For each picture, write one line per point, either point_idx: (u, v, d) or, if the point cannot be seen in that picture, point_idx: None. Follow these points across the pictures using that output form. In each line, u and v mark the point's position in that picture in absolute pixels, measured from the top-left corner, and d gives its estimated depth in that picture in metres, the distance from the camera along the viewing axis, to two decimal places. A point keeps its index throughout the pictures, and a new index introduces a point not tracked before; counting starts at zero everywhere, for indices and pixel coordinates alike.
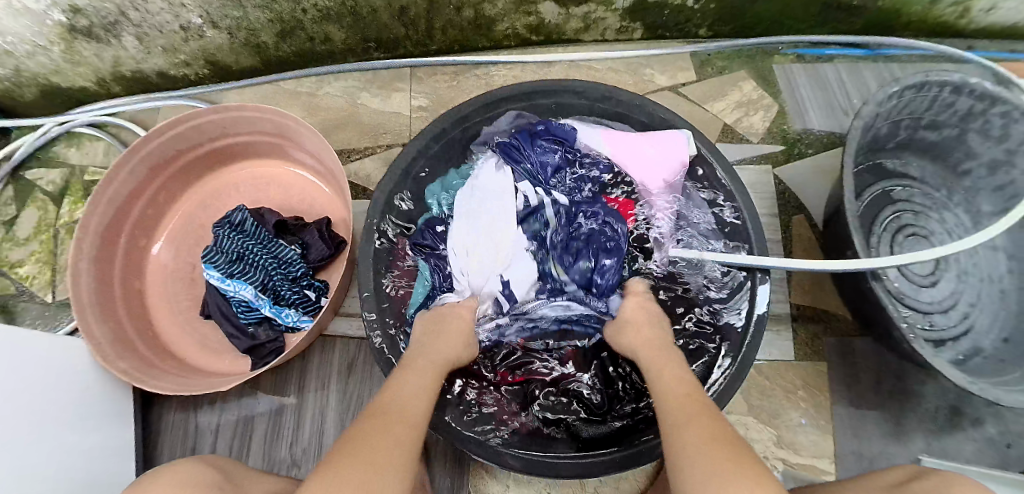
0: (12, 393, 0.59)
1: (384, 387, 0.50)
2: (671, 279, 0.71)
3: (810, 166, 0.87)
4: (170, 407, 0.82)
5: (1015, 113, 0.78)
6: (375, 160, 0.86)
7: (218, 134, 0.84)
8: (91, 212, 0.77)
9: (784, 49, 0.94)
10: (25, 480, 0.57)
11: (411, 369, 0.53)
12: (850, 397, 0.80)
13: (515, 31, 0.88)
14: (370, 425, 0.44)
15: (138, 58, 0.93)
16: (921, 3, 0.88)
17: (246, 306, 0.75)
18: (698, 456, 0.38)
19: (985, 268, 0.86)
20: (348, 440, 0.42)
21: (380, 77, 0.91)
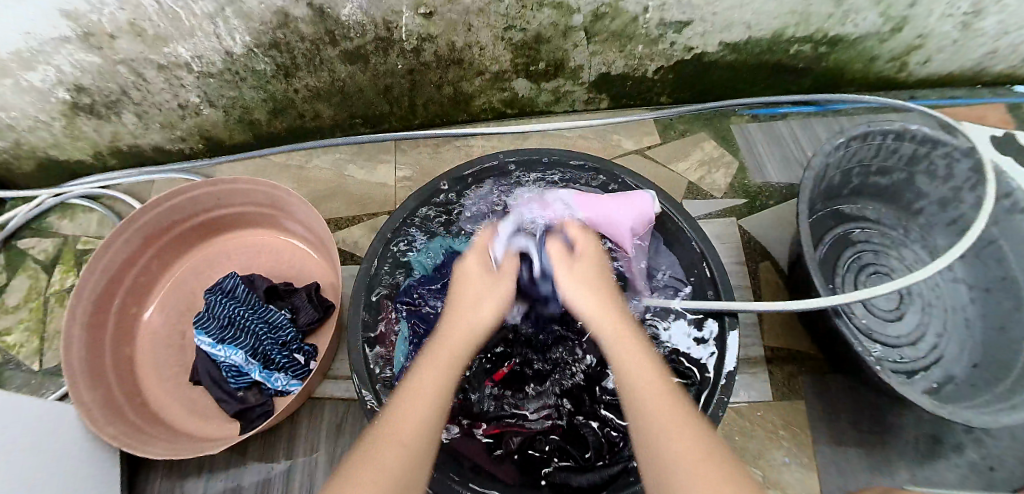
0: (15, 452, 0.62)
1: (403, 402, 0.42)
2: (650, 342, 0.71)
3: (774, 215, 0.94)
4: (155, 475, 0.83)
5: (955, 153, 0.90)
6: (362, 227, 0.90)
7: (213, 204, 0.88)
8: (86, 278, 0.80)
9: (740, 110, 1.04)
10: None
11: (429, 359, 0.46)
12: (830, 433, 0.84)
13: (491, 105, 0.95)
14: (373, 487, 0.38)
15: (136, 133, 0.97)
16: (863, 61, 0.99)
17: (236, 370, 0.77)
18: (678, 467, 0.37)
19: (949, 298, 0.93)
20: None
21: (366, 150, 0.96)
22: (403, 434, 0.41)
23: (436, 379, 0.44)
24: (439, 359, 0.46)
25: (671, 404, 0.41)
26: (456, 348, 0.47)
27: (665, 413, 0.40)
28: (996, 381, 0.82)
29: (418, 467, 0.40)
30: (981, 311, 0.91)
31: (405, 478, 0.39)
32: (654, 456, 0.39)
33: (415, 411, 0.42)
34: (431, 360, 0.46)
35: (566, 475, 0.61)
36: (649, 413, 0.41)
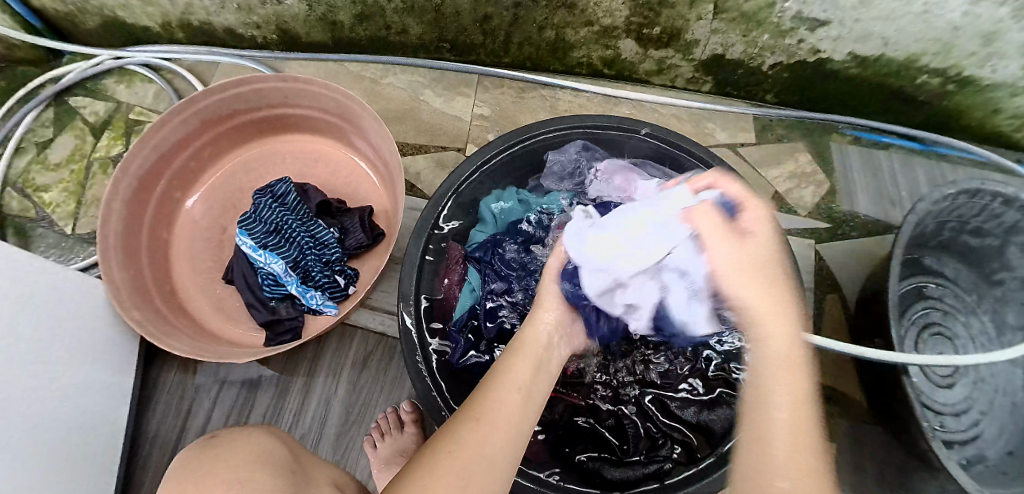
0: (27, 315, 0.61)
1: (499, 371, 0.45)
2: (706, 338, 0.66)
3: (855, 248, 0.87)
4: (172, 364, 0.83)
5: None
6: (427, 158, 0.85)
7: (278, 101, 0.83)
8: (136, 153, 0.77)
9: (844, 129, 0.96)
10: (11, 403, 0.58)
11: (516, 350, 0.47)
12: (852, 482, 0.80)
13: (589, 61, 0.88)
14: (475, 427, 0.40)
15: (211, 11, 0.92)
16: (984, 110, 0.88)
17: (273, 280, 0.75)
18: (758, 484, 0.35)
19: (1002, 378, 0.85)
20: (445, 446, 0.39)
21: (447, 78, 0.91)
22: (492, 411, 0.41)
23: (521, 369, 0.45)
24: (527, 350, 0.47)
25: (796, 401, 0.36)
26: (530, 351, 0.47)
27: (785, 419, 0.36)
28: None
29: (505, 458, 0.39)
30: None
31: (493, 457, 0.39)
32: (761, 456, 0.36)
33: (509, 396, 0.42)
34: (516, 352, 0.47)
35: (598, 465, 0.60)
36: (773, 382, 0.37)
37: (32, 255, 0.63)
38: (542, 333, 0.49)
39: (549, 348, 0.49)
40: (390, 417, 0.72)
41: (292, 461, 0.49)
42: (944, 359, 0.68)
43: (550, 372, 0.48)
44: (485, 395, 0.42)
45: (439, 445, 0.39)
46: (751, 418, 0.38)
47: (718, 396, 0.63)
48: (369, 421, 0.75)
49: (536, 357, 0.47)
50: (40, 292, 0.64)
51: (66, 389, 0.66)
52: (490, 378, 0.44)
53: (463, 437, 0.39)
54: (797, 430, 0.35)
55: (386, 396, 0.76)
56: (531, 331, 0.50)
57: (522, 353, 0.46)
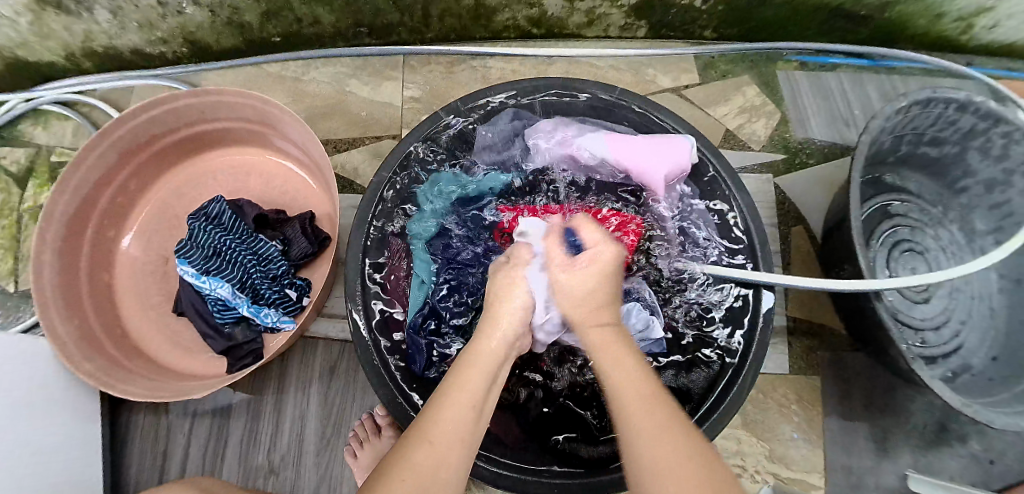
0: None
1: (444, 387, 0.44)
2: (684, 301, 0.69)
3: (813, 176, 0.86)
4: (139, 408, 0.79)
5: (1016, 134, 0.77)
6: (363, 152, 0.82)
7: (195, 118, 0.79)
8: (57, 198, 0.72)
9: (788, 55, 0.92)
10: None
11: (463, 363, 0.46)
12: (842, 411, 0.80)
13: (516, 22, 0.84)
14: (431, 452, 0.39)
15: (112, 33, 0.86)
16: (927, 16, 0.86)
17: (222, 304, 0.70)
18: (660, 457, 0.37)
19: (977, 285, 0.85)
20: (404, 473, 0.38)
21: (371, 65, 0.87)
22: (440, 433, 0.40)
23: (473, 381, 0.44)
24: (482, 363, 0.46)
25: (650, 401, 0.41)
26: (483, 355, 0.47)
27: (646, 417, 0.40)
28: (1014, 379, 0.76)
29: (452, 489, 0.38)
30: (1009, 301, 0.83)
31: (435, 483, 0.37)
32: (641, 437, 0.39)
33: (461, 408, 0.42)
34: (463, 370, 0.45)
35: (575, 445, 0.61)
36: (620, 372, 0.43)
37: None
38: (503, 335, 0.49)
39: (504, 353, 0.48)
40: (366, 425, 0.71)
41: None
42: (915, 279, 0.68)
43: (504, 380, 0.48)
44: (436, 415, 0.41)
45: (392, 471, 0.38)
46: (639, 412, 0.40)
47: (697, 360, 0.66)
48: (347, 430, 0.74)
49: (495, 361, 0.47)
50: None
51: (30, 455, 0.63)
52: (437, 401, 0.42)
53: (415, 463, 0.38)
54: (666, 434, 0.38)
55: (359, 403, 0.75)
56: (485, 342, 0.48)
57: (471, 369, 0.45)
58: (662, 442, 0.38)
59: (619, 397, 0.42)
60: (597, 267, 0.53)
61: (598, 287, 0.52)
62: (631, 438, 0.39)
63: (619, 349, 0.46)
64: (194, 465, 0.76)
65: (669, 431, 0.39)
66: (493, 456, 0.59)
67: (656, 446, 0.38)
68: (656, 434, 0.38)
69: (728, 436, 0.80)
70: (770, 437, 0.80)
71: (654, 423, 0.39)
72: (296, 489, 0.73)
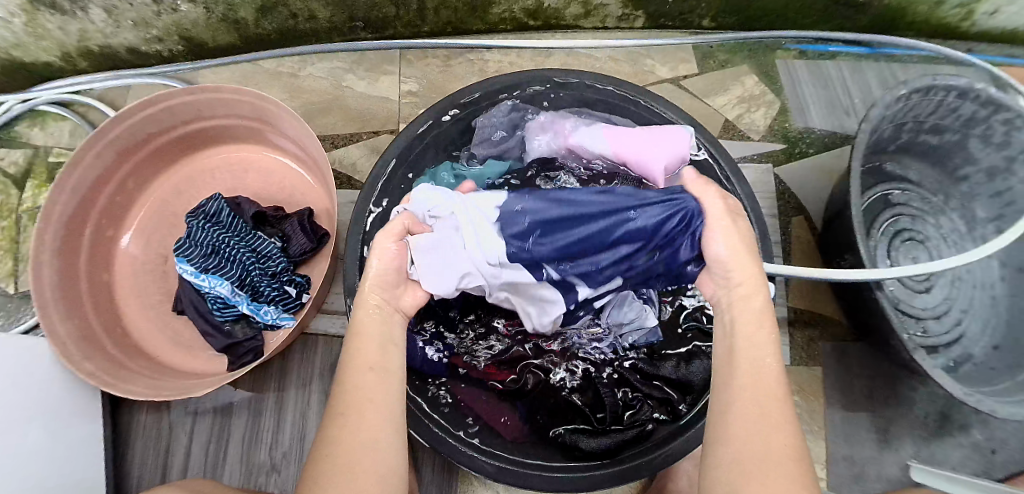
0: None
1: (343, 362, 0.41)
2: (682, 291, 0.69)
3: (813, 166, 0.85)
4: (141, 408, 0.79)
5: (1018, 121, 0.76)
6: (361, 147, 0.82)
7: (192, 116, 0.78)
8: (55, 198, 0.72)
9: (787, 44, 0.91)
10: None
11: (353, 331, 0.43)
12: (843, 401, 0.80)
13: (512, 15, 0.84)
14: (346, 428, 0.37)
15: (107, 32, 0.86)
16: (927, 3, 0.85)
17: (222, 302, 0.70)
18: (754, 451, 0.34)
19: (979, 274, 0.85)
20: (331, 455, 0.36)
21: (368, 59, 0.86)
22: (354, 404, 0.38)
23: (366, 351, 0.41)
24: (366, 330, 0.43)
25: (775, 401, 0.36)
26: (365, 321, 0.44)
27: (758, 409, 0.36)
28: (1017, 367, 0.76)
29: (395, 454, 0.38)
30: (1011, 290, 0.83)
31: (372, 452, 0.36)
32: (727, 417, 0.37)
33: (361, 377, 0.39)
34: (357, 343, 0.42)
35: (576, 437, 0.60)
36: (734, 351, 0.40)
37: None
38: (384, 290, 0.45)
39: (391, 309, 0.45)
40: None
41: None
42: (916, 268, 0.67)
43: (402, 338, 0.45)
44: (342, 390, 0.39)
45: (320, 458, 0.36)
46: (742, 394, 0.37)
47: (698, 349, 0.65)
48: None
49: (380, 324, 0.44)
50: None
51: (32, 456, 0.63)
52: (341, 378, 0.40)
53: (339, 439, 0.37)
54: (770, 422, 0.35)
55: None
56: (362, 310, 0.44)
57: (361, 337, 0.42)
58: (759, 428, 0.34)
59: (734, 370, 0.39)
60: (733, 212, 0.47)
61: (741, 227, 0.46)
62: (726, 403, 0.37)
63: (758, 308, 0.41)
64: (197, 464, 0.76)
65: (773, 420, 0.35)
66: (493, 450, 0.59)
67: (756, 442, 0.34)
68: (767, 418, 0.35)
69: None
70: None
71: (758, 411, 0.35)
72: (298, 486, 0.73)
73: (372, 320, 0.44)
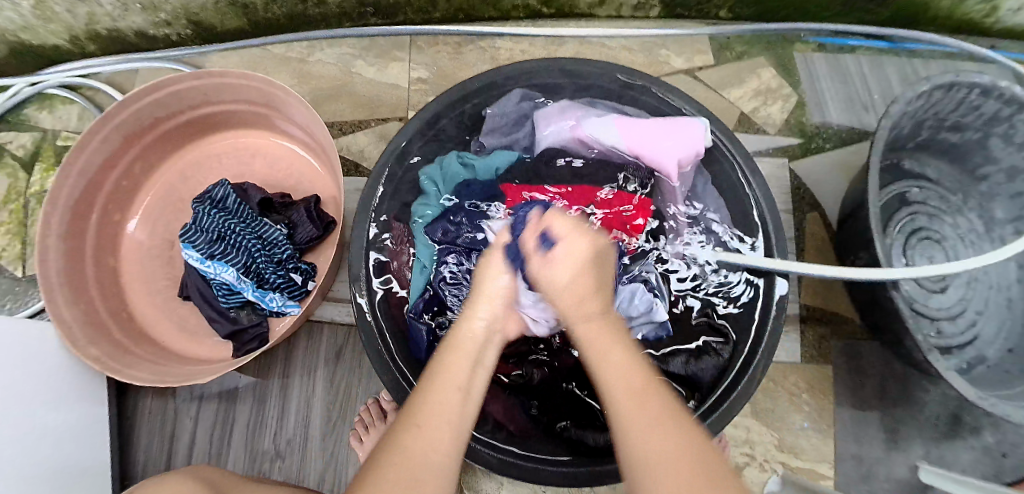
0: None
1: (428, 371, 0.44)
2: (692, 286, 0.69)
3: (829, 161, 0.83)
4: (146, 393, 0.79)
5: None
6: (369, 134, 0.81)
7: (200, 101, 0.78)
8: (62, 181, 0.72)
9: (806, 36, 0.89)
10: None
11: (453, 345, 0.45)
12: (854, 401, 0.78)
13: (525, 2, 0.82)
14: (410, 436, 0.39)
15: (115, 15, 0.85)
16: None
17: (227, 288, 0.70)
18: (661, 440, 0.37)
19: (995, 275, 0.83)
20: (388, 457, 0.38)
21: (377, 45, 0.85)
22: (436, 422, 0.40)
23: (459, 370, 0.43)
24: (464, 349, 0.45)
25: (648, 398, 0.40)
26: (466, 342, 0.46)
27: (645, 406, 0.39)
28: None
29: (451, 474, 0.39)
30: None
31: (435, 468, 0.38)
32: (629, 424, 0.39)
33: (450, 395, 0.42)
34: (449, 361, 0.44)
35: (582, 433, 0.60)
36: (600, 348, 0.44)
37: None
38: (483, 312, 0.48)
39: (490, 329, 0.47)
40: (371, 410, 0.70)
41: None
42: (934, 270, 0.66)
43: (489, 366, 0.46)
44: (425, 401, 0.41)
45: (381, 459, 0.38)
46: (637, 397, 0.40)
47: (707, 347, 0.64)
48: (353, 415, 0.74)
49: (475, 343, 0.46)
50: None
51: (38, 440, 0.62)
52: (424, 383, 0.43)
53: (403, 442, 0.39)
54: (668, 423, 0.38)
55: (365, 388, 0.74)
56: (466, 323, 0.47)
57: (458, 355, 0.44)
58: (656, 422, 0.38)
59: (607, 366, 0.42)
60: (575, 259, 0.48)
61: (580, 276, 0.48)
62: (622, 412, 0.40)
63: (601, 332, 0.45)
64: (201, 449, 0.76)
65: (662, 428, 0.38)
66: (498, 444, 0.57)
67: (653, 445, 0.37)
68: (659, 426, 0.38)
69: (737, 425, 0.79)
70: (780, 427, 0.79)
71: (651, 416, 0.39)
72: (301, 473, 0.73)
73: (470, 336, 0.46)
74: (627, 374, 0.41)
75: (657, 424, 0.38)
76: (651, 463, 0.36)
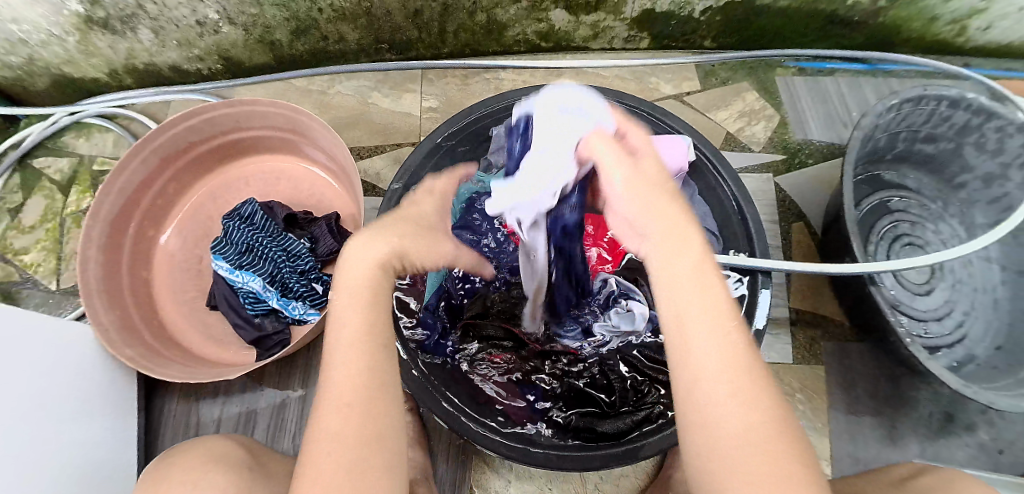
0: (25, 368, 0.63)
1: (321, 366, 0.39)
2: None
3: (812, 175, 0.89)
4: (172, 397, 0.84)
5: (1010, 127, 0.81)
6: (384, 157, 0.88)
7: (231, 127, 0.85)
8: (103, 199, 0.78)
9: (786, 62, 0.96)
10: (22, 456, 0.60)
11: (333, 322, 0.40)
12: (847, 401, 0.82)
13: (526, 37, 0.90)
14: (329, 430, 0.36)
15: (153, 51, 0.93)
16: (920, 20, 0.89)
17: (253, 297, 0.75)
18: (737, 435, 0.32)
19: (980, 278, 0.87)
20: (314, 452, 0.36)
21: (391, 78, 0.93)
22: (347, 397, 0.37)
23: (359, 354, 0.38)
24: (364, 315, 0.40)
25: (738, 361, 0.34)
26: (359, 305, 0.40)
27: (735, 383, 0.33)
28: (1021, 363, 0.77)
29: (396, 449, 0.38)
30: (1013, 292, 0.84)
31: (366, 440, 0.36)
32: (703, 403, 0.34)
33: (352, 365, 0.38)
34: (346, 343, 0.39)
35: (592, 421, 0.63)
36: (682, 312, 0.36)
37: (20, 314, 0.65)
38: (362, 267, 0.41)
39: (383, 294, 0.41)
40: None
41: (249, 460, 0.59)
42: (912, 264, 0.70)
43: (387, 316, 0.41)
44: (334, 385, 0.38)
45: (315, 460, 0.36)
46: (727, 358, 0.34)
47: None
48: None
49: (365, 304, 0.40)
50: (31, 346, 0.65)
51: (66, 440, 0.67)
52: (327, 371, 0.38)
53: (330, 440, 0.36)
54: (744, 376, 0.34)
55: None
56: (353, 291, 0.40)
57: (346, 324, 0.39)
58: (746, 402, 0.33)
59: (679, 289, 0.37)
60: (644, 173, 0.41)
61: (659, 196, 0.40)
62: (699, 390, 0.34)
63: (702, 275, 0.37)
64: None
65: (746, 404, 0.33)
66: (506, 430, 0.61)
67: (748, 421, 0.32)
68: (739, 395, 0.33)
69: None
70: None
71: (737, 379, 0.33)
72: None
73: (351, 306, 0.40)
74: (703, 343, 0.35)
75: (747, 401, 0.33)
76: (723, 452, 0.33)
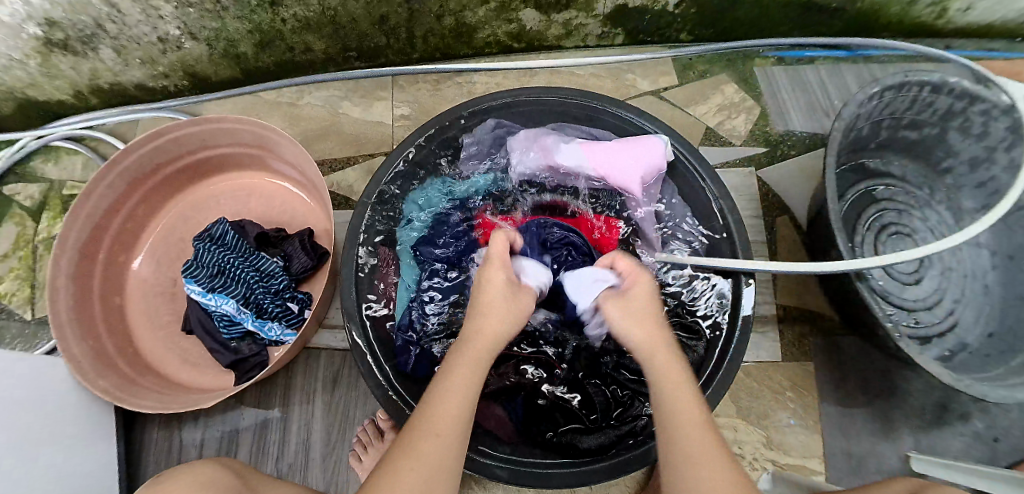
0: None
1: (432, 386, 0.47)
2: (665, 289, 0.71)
3: (794, 167, 0.88)
4: (154, 424, 0.82)
5: (995, 111, 0.79)
6: (357, 169, 0.86)
7: (198, 145, 0.83)
8: (70, 227, 0.76)
9: (764, 52, 0.95)
10: None
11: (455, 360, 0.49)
12: (838, 395, 0.81)
13: (497, 38, 0.88)
14: (422, 442, 0.43)
15: (117, 70, 0.91)
16: (899, 4, 0.87)
17: (228, 320, 0.73)
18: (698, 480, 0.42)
19: (969, 264, 0.85)
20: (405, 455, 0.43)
21: (361, 86, 0.91)
22: (444, 421, 0.44)
23: (465, 389, 0.47)
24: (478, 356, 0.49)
25: (700, 432, 0.44)
26: (480, 354, 0.50)
27: (694, 452, 0.43)
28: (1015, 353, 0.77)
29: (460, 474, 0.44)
30: (1002, 278, 0.83)
31: (443, 464, 0.43)
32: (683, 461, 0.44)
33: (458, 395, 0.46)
34: (457, 373, 0.48)
35: (573, 436, 0.63)
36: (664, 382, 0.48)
37: None
38: (495, 319, 0.52)
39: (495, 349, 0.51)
40: (368, 429, 0.74)
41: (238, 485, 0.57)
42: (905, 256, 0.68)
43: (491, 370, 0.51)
44: (439, 406, 0.45)
45: (401, 460, 0.42)
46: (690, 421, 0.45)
47: (681, 343, 0.68)
48: (352, 435, 0.77)
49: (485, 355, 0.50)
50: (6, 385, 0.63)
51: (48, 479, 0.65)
52: (436, 392, 0.46)
53: (421, 447, 0.43)
54: (699, 442, 0.44)
55: (363, 408, 0.78)
56: (480, 328, 0.51)
57: (464, 364, 0.48)
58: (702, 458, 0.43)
59: (652, 361, 0.50)
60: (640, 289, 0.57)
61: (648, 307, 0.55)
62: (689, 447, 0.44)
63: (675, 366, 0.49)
64: None
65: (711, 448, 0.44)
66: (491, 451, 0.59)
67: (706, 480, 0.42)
68: (704, 463, 0.43)
69: (724, 425, 0.81)
70: (768, 425, 0.81)
71: (699, 448, 0.44)
72: None
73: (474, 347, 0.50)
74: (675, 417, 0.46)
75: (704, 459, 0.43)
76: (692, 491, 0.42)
